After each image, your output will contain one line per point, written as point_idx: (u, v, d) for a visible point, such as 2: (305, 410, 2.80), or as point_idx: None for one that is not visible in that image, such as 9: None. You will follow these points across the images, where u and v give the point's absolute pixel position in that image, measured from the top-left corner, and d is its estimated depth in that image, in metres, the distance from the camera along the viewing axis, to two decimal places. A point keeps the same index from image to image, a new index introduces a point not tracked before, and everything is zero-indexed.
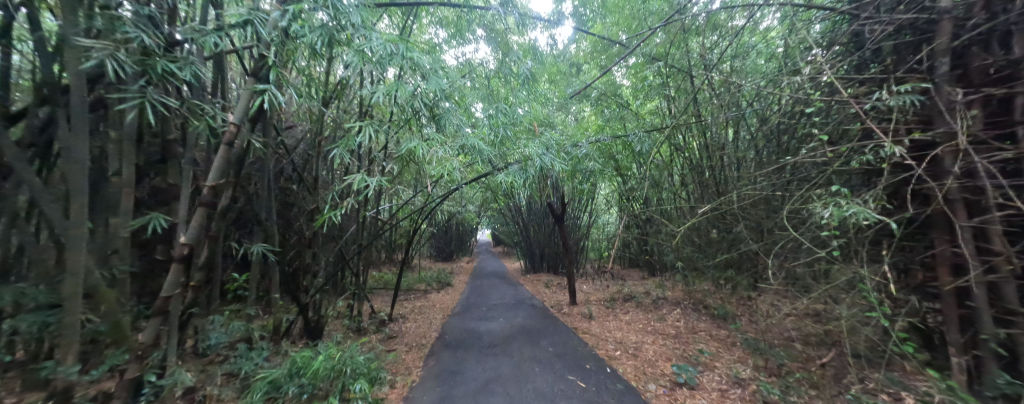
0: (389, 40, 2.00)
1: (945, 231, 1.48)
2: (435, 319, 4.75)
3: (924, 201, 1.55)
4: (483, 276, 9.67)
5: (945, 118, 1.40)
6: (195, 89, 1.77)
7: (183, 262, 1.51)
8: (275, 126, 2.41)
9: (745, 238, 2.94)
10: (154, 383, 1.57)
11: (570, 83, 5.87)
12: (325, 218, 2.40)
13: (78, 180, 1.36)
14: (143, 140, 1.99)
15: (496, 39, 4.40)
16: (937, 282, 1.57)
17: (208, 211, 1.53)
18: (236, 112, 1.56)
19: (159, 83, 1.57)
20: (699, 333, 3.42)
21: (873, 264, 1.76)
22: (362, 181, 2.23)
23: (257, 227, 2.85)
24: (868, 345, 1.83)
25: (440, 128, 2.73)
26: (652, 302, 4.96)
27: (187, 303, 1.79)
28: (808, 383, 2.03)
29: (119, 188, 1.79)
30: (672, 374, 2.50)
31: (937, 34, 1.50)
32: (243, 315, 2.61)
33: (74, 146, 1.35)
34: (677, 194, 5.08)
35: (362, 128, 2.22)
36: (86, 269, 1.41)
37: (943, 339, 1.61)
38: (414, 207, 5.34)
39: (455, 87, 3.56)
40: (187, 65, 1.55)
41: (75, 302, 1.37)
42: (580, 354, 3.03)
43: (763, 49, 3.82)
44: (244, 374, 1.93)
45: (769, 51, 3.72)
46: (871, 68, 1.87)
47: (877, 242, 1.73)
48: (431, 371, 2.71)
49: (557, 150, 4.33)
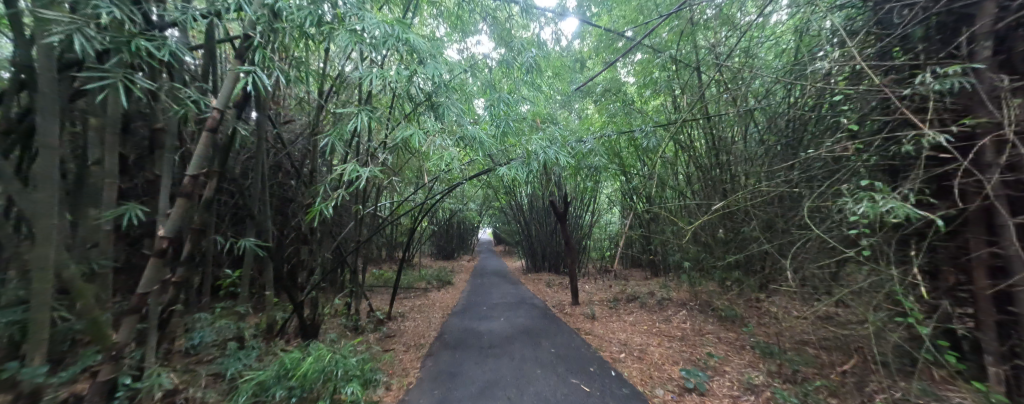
0: (385, 20, 1.91)
1: (982, 230, 1.37)
2: (434, 318, 4.65)
3: (961, 198, 1.44)
4: (483, 275, 9.56)
5: (989, 107, 1.29)
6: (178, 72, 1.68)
7: (164, 256, 1.41)
8: (269, 116, 2.31)
9: (757, 238, 2.83)
10: (130, 386, 1.47)
11: (574, 79, 5.78)
12: (319, 213, 2.30)
13: (48, 167, 1.26)
14: (129, 129, 1.89)
15: (499, 31, 4.31)
16: (972, 284, 1.47)
17: (190, 202, 1.43)
18: (221, 96, 1.43)
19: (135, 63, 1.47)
20: (707, 336, 3.30)
21: (901, 265, 1.65)
22: (356, 172, 2.13)
23: (251, 222, 2.76)
24: (894, 352, 1.72)
25: (439, 120, 2.64)
26: (656, 302, 4.84)
27: (169, 300, 1.69)
28: (827, 391, 1.92)
29: (100, 179, 1.69)
30: (679, 378, 2.39)
31: (978, 16, 1.38)
32: (234, 313, 2.52)
33: (43, 131, 1.25)
34: (683, 192, 4.98)
35: (356, 116, 2.13)
36: (57, 264, 1.31)
37: (977, 347, 1.50)
38: (414, 204, 5.26)
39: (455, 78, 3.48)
40: (167, 46, 1.45)
41: (45, 297, 1.27)
42: (583, 357, 2.92)
43: (774, 43, 3.73)
44: (231, 376, 1.83)
45: (780, 45, 3.63)
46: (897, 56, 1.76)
47: (905, 241, 1.63)
48: (429, 372, 2.61)
49: (560, 145, 4.22)
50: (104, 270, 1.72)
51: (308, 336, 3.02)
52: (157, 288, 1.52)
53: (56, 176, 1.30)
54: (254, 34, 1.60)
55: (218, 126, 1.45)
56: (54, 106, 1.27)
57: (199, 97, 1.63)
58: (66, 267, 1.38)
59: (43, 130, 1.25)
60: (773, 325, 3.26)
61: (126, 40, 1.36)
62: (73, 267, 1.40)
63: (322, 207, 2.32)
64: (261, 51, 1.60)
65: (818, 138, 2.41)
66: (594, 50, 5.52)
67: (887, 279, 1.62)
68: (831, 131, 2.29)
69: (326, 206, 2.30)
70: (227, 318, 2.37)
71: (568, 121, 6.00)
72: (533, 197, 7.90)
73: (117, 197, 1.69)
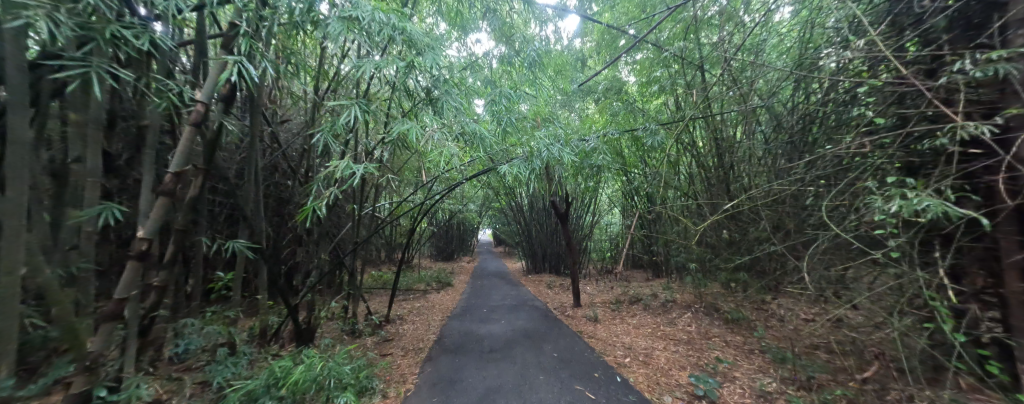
0: (379, 9, 1.93)
1: (1017, 230, 1.28)
2: (434, 321, 4.55)
3: (993, 196, 1.35)
4: (483, 276, 9.46)
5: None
6: (159, 63, 1.60)
7: (144, 259, 1.31)
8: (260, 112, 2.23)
9: (768, 239, 2.74)
10: (105, 399, 1.37)
11: (575, 77, 5.71)
12: (310, 213, 2.21)
13: (16, 163, 1.16)
14: (115, 126, 1.80)
15: (500, 29, 4.24)
16: (1004, 288, 1.38)
17: (172, 200, 1.33)
18: (205, 88, 1.35)
19: (112, 52, 1.40)
20: (714, 340, 3.20)
21: (926, 267, 1.56)
22: (348, 168, 2.06)
23: (243, 223, 2.66)
24: (919, 360, 1.63)
25: (440, 116, 2.56)
26: (660, 304, 4.75)
27: (152, 306, 1.59)
28: (846, 399, 1.82)
29: (82, 178, 1.60)
30: (688, 385, 2.31)
31: (1013, 3, 1.30)
32: (226, 317, 2.42)
33: (12, 125, 1.16)
34: (686, 192, 4.89)
35: (349, 112, 2.08)
36: (28, 268, 1.22)
37: (1011, 354, 1.41)
38: (414, 204, 5.17)
39: (454, 75, 3.42)
40: (147, 35, 1.39)
41: (14, 304, 1.18)
42: (587, 362, 2.83)
43: (779, 40, 3.66)
44: (219, 385, 1.74)
45: (787, 41, 3.55)
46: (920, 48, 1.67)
47: (931, 242, 1.54)
48: (427, 379, 2.52)
49: (561, 143, 4.14)
50: (86, 274, 1.63)
51: (303, 341, 2.93)
52: (137, 292, 1.44)
53: (26, 173, 1.21)
54: (240, 22, 1.55)
55: (202, 121, 1.36)
56: (24, 99, 1.19)
57: (181, 88, 1.55)
58: (40, 271, 1.29)
59: (11, 125, 1.17)
60: (783, 328, 3.16)
61: (99, 28, 1.28)
62: (47, 271, 1.31)
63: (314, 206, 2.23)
64: (247, 39, 1.55)
65: (838, 135, 2.32)
66: (596, 48, 5.45)
67: (911, 280, 1.53)
68: (854, 127, 2.20)
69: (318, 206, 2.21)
70: (218, 323, 2.28)
71: (569, 120, 5.92)
72: (534, 197, 7.81)
73: (98, 196, 1.60)
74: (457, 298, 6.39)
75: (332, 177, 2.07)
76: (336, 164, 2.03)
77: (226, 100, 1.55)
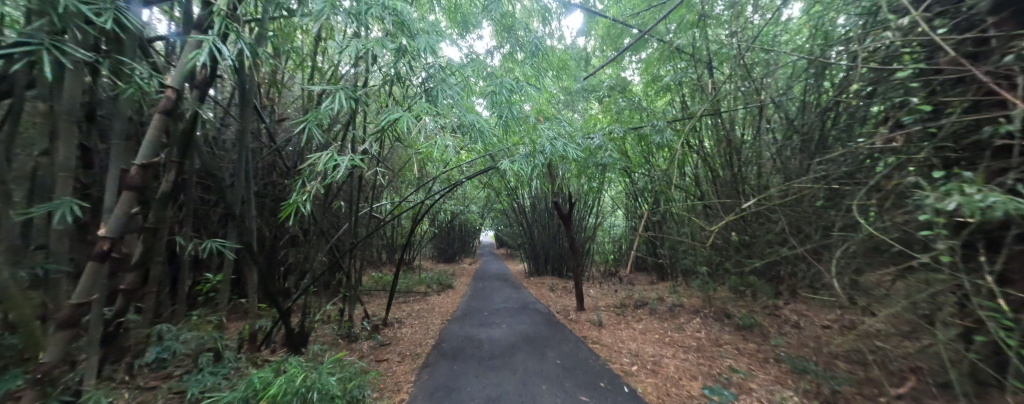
0: None
1: None
2: (434, 324, 4.43)
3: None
4: (485, 278, 9.34)
5: None
6: (127, 44, 1.50)
7: (102, 260, 1.19)
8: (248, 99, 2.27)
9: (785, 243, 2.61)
10: None
11: (579, 76, 5.63)
12: (294, 210, 2.15)
13: None
14: (92, 117, 1.70)
15: (504, 25, 4.16)
16: None
17: (136, 196, 1.21)
18: (176, 74, 1.23)
19: (70, 29, 1.30)
20: (726, 347, 3.06)
21: (969, 272, 1.42)
22: (331, 162, 2.01)
23: (232, 222, 2.55)
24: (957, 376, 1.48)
25: (432, 104, 2.95)
26: (667, 309, 4.60)
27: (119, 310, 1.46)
28: None
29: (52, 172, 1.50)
30: (701, 396, 2.18)
31: None
32: (210, 322, 2.30)
33: None
34: (694, 192, 4.76)
35: (336, 100, 2.35)
36: None
37: None
38: (414, 204, 5.07)
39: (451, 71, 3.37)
40: (109, 11, 1.29)
41: None
42: (592, 370, 2.70)
43: (791, 35, 3.56)
44: (194, 398, 1.61)
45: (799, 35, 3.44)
46: (964, 25, 1.53)
47: (977, 246, 1.39)
48: (423, 387, 2.40)
49: (564, 142, 4.02)
50: (56, 275, 1.53)
51: (295, 347, 2.80)
52: (98, 297, 1.31)
53: None
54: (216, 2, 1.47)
55: (174, 109, 1.24)
56: None
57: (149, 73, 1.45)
58: None
59: None
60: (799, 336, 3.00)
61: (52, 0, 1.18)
62: None
63: (298, 202, 2.16)
64: (223, 20, 1.47)
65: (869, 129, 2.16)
66: (601, 45, 5.37)
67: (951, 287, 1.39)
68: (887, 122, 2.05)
69: (304, 200, 2.15)
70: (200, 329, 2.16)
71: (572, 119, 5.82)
72: (537, 198, 7.72)
73: (72, 192, 1.49)
74: (458, 301, 6.27)
75: (316, 170, 1.99)
76: (318, 155, 1.97)
77: (204, 88, 1.43)
